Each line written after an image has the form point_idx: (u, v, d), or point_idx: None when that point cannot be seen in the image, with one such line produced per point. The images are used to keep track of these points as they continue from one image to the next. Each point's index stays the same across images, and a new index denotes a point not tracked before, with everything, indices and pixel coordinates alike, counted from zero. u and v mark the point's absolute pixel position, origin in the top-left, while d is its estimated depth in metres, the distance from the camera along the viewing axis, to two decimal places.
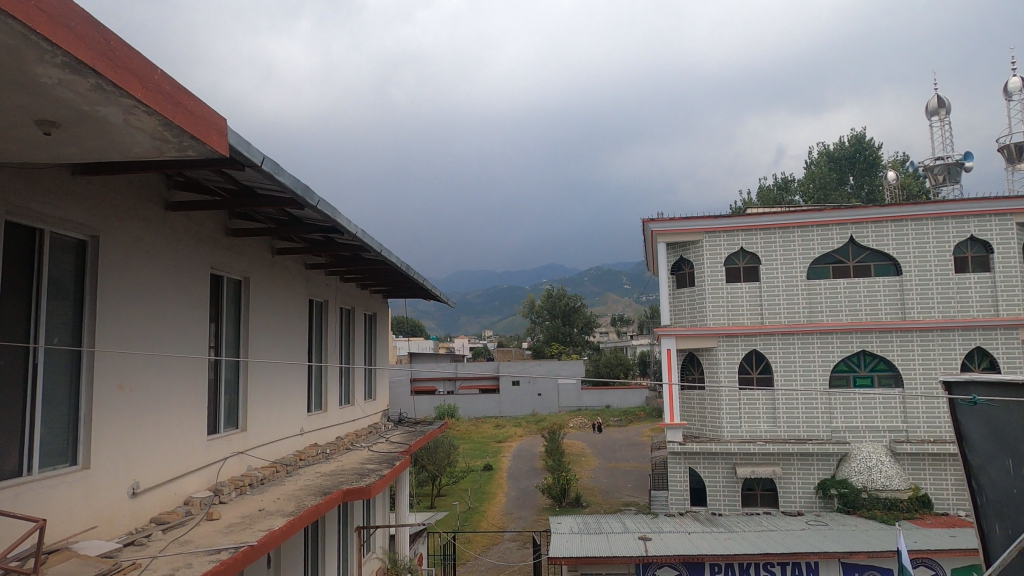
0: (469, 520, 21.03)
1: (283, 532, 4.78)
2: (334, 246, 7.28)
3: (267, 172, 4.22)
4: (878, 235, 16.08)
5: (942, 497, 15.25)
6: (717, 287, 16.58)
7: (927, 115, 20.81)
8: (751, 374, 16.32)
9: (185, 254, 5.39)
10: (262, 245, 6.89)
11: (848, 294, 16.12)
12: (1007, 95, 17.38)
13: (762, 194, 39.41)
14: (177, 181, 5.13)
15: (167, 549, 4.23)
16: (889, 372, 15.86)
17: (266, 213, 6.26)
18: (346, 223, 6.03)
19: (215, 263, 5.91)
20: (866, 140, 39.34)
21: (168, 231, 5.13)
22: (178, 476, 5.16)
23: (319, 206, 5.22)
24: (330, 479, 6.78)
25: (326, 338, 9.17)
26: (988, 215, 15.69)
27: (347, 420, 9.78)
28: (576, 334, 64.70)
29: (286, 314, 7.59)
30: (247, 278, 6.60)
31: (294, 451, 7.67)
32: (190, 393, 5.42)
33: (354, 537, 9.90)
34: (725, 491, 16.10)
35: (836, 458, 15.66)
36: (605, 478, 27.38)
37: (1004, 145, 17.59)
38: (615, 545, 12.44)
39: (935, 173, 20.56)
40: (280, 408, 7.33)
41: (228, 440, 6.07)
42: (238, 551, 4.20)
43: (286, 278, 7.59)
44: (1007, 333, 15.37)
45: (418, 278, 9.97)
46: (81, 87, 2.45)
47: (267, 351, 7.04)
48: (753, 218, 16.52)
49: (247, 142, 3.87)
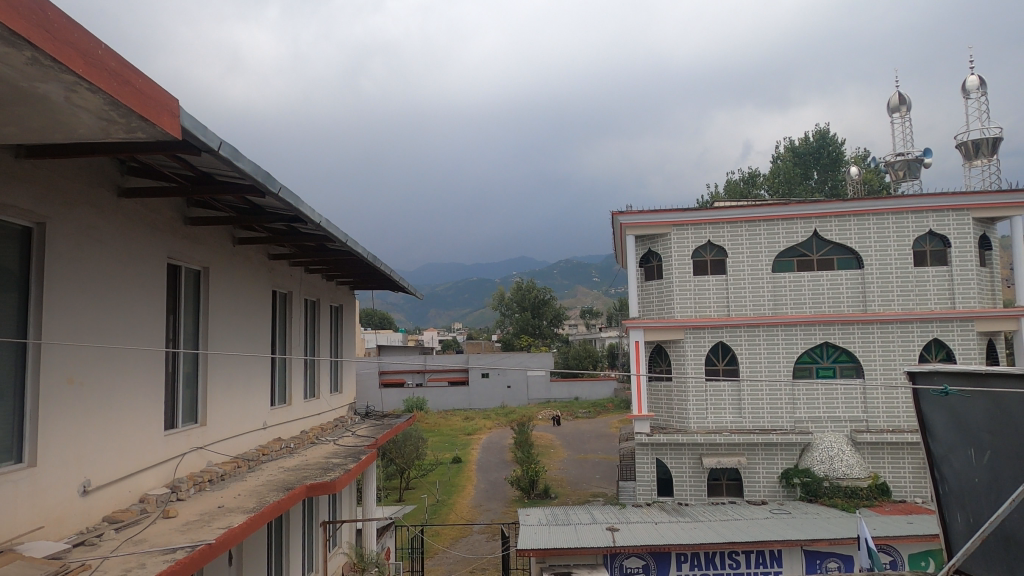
0: (438, 513, 20.95)
1: (243, 529, 4.64)
2: (297, 236, 7.09)
3: (225, 157, 4.06)
4: (841, 229, 16.36)
5: (900, 485, 15.66)
6: (685, 280, 16.72)
7: (888, 112, 21.23)
8: (717, 365, 16.54)
9: (140, 242, 5.18)
10: (222, 234, 6.68)
11: (811, 287, 16.42)
12: (965, 93, 17.81)
13: (729, 188, 39.90)
14: (131, 166, 4.92)
15: (120, 550, 4.06)
16: (851, 363, 16.19)
17: (226, 200, 6.06)
18: (309, 212, 5.87)
19: (173, 252, 5.70)
20: (830, 135, 40.07)
21: (121, 218, 4.93)
22: (132, 473, 4.97)
23: (280, 193, 5.06)
24: (294, 474, 6.64)
25: (290, 329, 8.97)
26: (946, 210, 16.09)
27: (312, 413, 9.60)
28: (545, 327, 64.88)
29: (248, 306, 7.39)
30: (206, 268, 6.39)
31: (256, 446, 7.49)
32: (146, 388, 5.23)
33: (319, 533, 9.76)
34: (692, 481, 16.27)
35: (799, 448, 15.96)
36: (574, 469, 27.55)
37: (961, 143, 18.05)
38: (583, 536, 12.49)
39: (896, 168, 21.01)
40: (242, 401, 7.14)
41: (187, 435, 5.87)
42: (195, 550, 4.05)
43: (247, 268, 7.38)
44: (963, 326, 15.81)
45: (385, 270, 9.81)
46: (16, 61, 2.29)
47: (228, 343, 6.85)
48: (720, 212, 16.67)
49: (204, 126, 3.72)
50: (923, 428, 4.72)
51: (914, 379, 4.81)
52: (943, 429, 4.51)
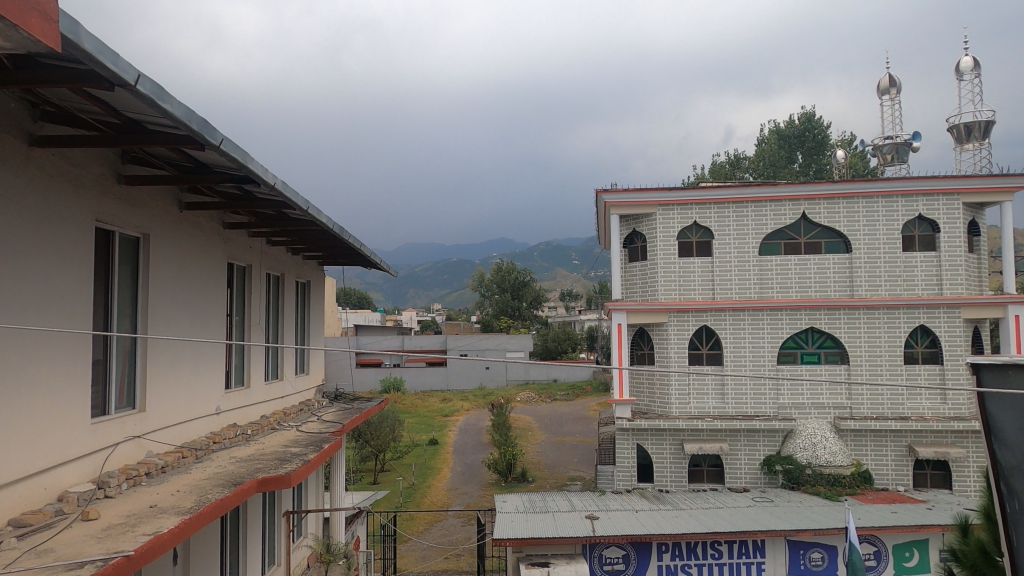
0: (411, 497, 20.40)
1: (175, 534, 4.00)
2: (251, 202, 6.36)
3: (143, 93, 3.39)
4: (830, 212, 15.93)
5: (882, 473, 15.43)
6: (669, 262, 16.21)
7: (878, 94, 20.80)
8: (701, 349, 16.11)
9: (59, 200, 4.47)
10: (166, 195, 5.95)
11: (798, 271, 16.02)
12: (958, 74, 17.35)
13: (713, 170, 39.58)
14: (46, 111, 4.24)
15: (15, 565, 3.42)
16: (836, 349, 15.84)
17: (164, 155, 5.33)
18: (262, 171, 5.16)
19: (102, 214, 5.00)
20: (816, 118, 39.72)
21: (34, 172, 4.21)
22: (46, 468, 4.28)
23: (222, 146, 4.37)
24: (245, 466, 5.96)
25: (250, 305, 8.25)
26: (935, 194, 15.71)
27: (273, 396, 8.93)
28: (524, 308, 64.38)
29: (198, 278, 6.66)
30: (146, 235, 5.67)
31: (208, 433, 6.81)
32: (66, 369, 4.54)
33: (281, 524, 9.20)
34: (672, 467, 15.90)
35: (781, 434, 15.66)
36: (552, 452, 27.22)
37: (953, 126, 17.64)
38: (561, 525, 11.99)
39: (884, 152, 20.60)
40: (190, 385, 6.43)
41: (121, 423, 5.18)
42: (107, 565, 3.41)
43: (198, 237, 6.67)
44: (949, 312, 15.50)
45: (354, 244, 9.13)
46: None
47: (173, 319, 6.13)
48: (707, 192, 16.14)
49: (115, 53, 3.12)
50: (987, 434, 4.58)
51: (976, 379, 4.70)
52: (1015, 438, 4.38)
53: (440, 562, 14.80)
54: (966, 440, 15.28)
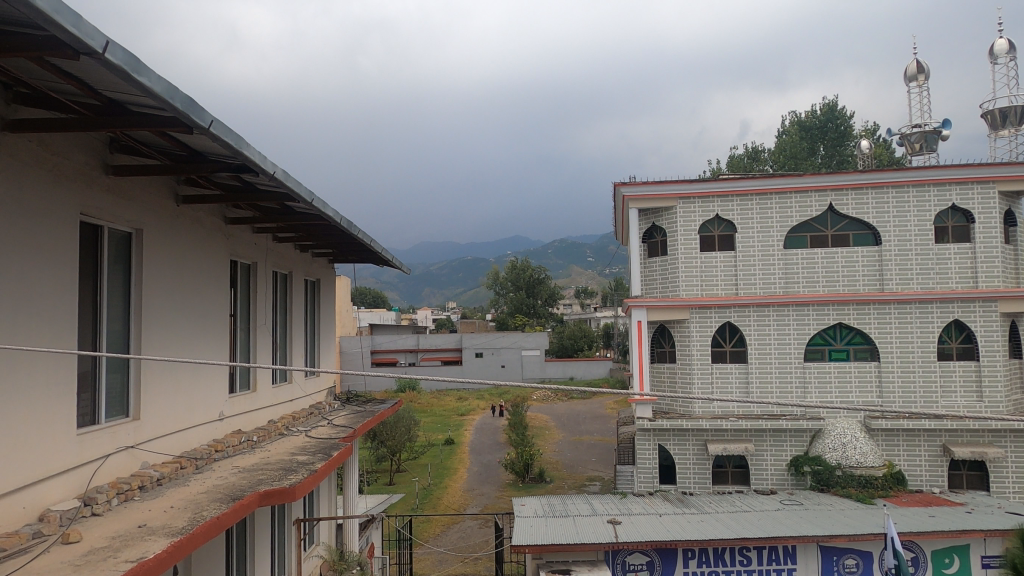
0: (428, 499, 20.02)
1: (162, 559, 3.60)
2: (253, 194, 5.97)
3: (113, 63, 2.99)
4: (858, 202, 15.32)
5: (916, 474, 14.80)
6: (691, 257, 15.68)
7: (905, 81, 20.08)
8: (724, 347, 15.56)
9: (37, 191, 4.08)
10: (162, 186, 5.58)
11: (825, 264, 15.42)
12: (992, 57, 16.60)
13: (731, 163, 38.97)
14: (20, 92, 3.87)
15: None
16: (866, 345, 15.24)
17: (155, 141, 4.94)
18: (259, 158, 4.76)
19: (87, 207, 4.60)
20: (838, 108, 38.81)
21: (6, 159, 3.81)
22: (24, 485, 3.89)
23: (212, 128, 3.97)
24: (247, 478, 5.55)
25: (255, 305, 7.86)
26: (970, 182, 15.01)
27: (282, 400, 8.56)
28: (540, 306, 63.83)
29: (197, 277, 6.27)
30: (139, 230, 5.29)
31: (209, 440, 6.43)
32: (48, 372, 4.16)
33: (292, 532, 8.85)
34: (696, 469, 15.37)
35: (809, 434, 15.09)
36: (570, 452, 26.74)
37: (987, 111, 16.90)
38: (582, 529, 11.56)
39: (912, 141, 19.85)
40: (189, 390, 6.04)
41: (111, 433, 4.80)
42: None
43: (197, 231, 6.28)
44: (985, 306, 14.82)
45: (364, 239, 8.70)
46: None
47: (169, 321, 5.73)
48: (730, 183, 15.57)
49: (77, 16, 2.73)
50: None
51: None
52: None
53: (458, 567, 14.40)
54: (1004, 440, 14.60)
